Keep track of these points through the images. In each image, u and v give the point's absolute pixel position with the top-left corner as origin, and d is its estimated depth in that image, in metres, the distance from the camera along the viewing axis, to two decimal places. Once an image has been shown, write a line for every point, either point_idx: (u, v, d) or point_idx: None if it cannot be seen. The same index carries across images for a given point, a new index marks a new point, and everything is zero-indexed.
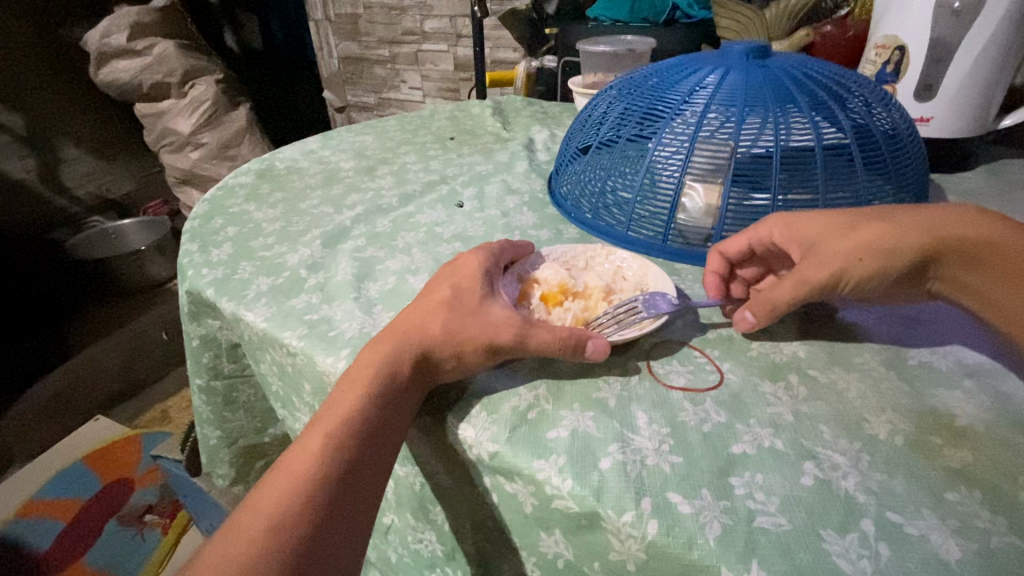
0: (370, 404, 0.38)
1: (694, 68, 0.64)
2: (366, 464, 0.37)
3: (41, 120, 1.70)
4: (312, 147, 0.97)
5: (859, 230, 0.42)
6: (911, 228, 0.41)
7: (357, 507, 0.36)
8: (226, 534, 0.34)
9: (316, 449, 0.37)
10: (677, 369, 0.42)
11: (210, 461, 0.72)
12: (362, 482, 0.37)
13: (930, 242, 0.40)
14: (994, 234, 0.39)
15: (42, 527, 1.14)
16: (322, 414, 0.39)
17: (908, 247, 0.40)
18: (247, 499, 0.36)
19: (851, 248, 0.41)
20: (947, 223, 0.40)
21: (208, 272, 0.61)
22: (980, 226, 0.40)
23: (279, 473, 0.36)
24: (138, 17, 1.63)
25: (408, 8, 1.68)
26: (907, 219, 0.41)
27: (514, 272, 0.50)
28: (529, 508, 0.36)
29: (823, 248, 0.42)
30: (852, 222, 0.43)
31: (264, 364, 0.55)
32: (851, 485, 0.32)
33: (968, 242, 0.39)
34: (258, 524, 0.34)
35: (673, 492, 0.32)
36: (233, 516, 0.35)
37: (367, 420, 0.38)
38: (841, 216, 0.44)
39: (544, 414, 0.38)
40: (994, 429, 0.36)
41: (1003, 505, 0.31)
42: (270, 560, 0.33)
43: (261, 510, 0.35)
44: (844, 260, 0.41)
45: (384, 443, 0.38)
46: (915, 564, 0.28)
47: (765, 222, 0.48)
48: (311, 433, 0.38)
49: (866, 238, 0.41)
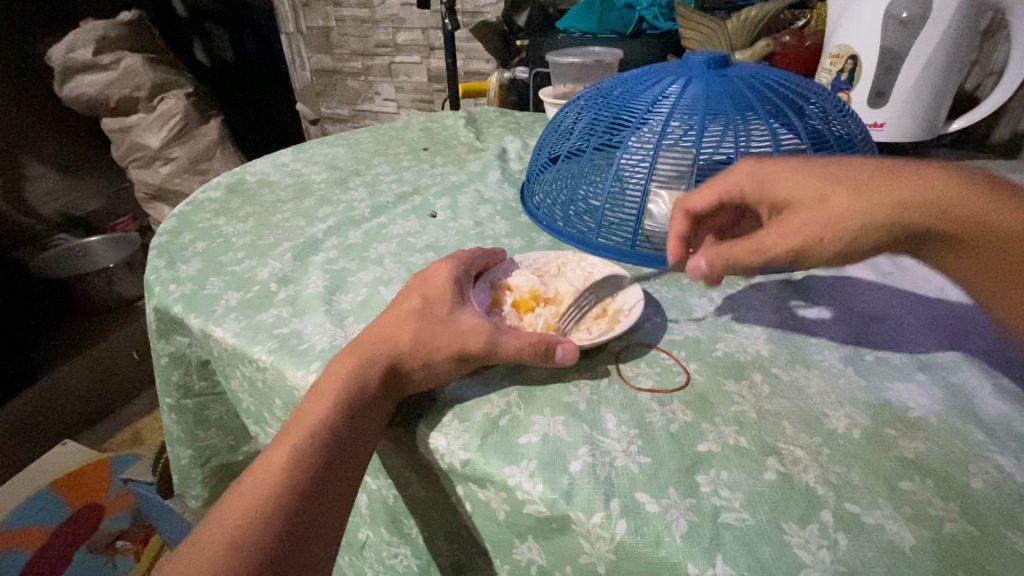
0: (338, 416, 0.37)
1: (658, 78, 0.66)
2: (332, 478, 0.37)
3: (1, 136, 1.65)
4: (283, 160, 0.96)
5: (830, 203, 0.37)
6: (896, 207, 0.35)
7: (323, 520, 0.36)
8: (192, 546, 0.35)
9: (282, 460, 0.36)
10: (644, 371, 0.43)
11: (183, 481, 0.70)
12: (326, 495, 0.36)
13: (911, 223, 0.35)
14: (1003, 223, 0.32)
15: (9, 559, 1.09)
16: (290, 426, 0.38)
17: (879, 229, 0.36)
18: (214, 511, 0.36)
19: (813, 229, 0.38)
20: (945, 204, 0.34)
21: (176, 288, 0.60)
22: (995, 205, 0.33)
23: (243, 487, 0.36)
24: (104, 31, 1.61)
25: (380, 20, 1.69)
26: (894, 190, 0.35)
27: (486, 280, 0.51)
28: (501, 516, 0.36)
29: (788, 219, 0.39)
30: (827, 194, 0.37)
31: (233, 380, 0.54)
32: (811, 478, 0.33)
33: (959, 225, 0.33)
34: (221, 540, 0.34)
35: (640, 492, 0.33)
36: (196, 531, 0.36)
37: (334, 430, 0.37)
38: (820, 177, 0.38)
39: (516, 420, 0.39)
40: (946, 420, 0.37)
41: (955, 493, 0.32)
42: None
43: (225, 525, 0.35)
44: (804, 241, 0.38)
45: (350, 455, 0.37)
46: (872, 552, 0.29)
47: (738, 175, 0.43)
48: (279, 445, 0.37)
49: (832, 217, 0.37)
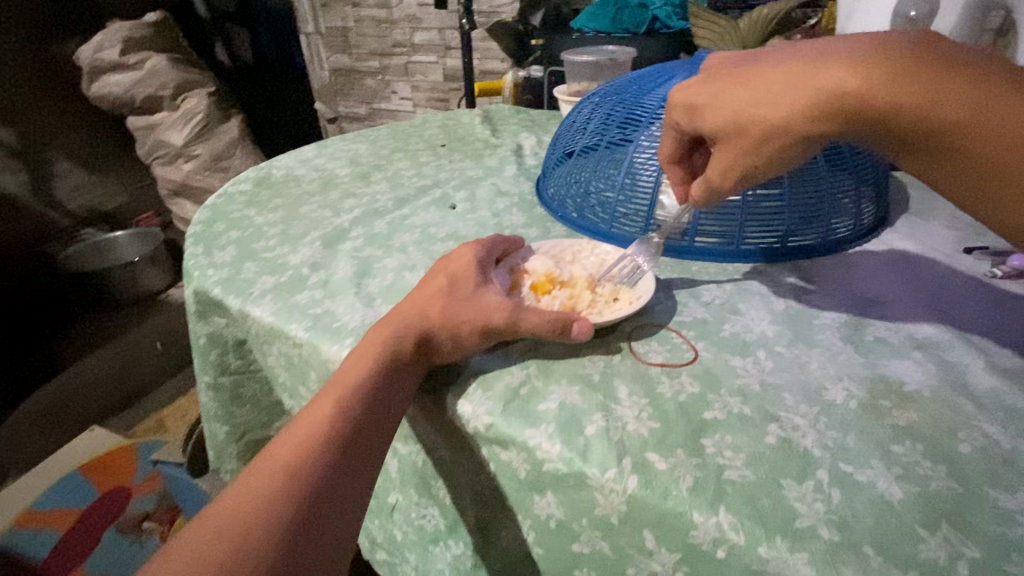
0: (377, 376, 0.41)
1: (670, 76, 0.69)
2: (374, 427, 0.40)
3: (32, 134, 1.72)
4: (308, 156, 1.00)
5: (752, 131, 0.40)
6: (805, 119, 0.37)
7: (367, 461, 0.39)
8: (249, 473, 0.37)
9: (330, 408, 0.40)
10: (655, 348, 0.46)
11: (218, 456, 0.74)
12: (368, 441, 0.40)
13: (828, 119, 0.37)
14: (907, 109, 0.33)
15: (41, 538, 1.15)
16: (333, 382, 0.41)
17: (804, 132, 0.38)
18: (267, 449, 0.39)
19: (747, 158, 0.41)
20: (851, 104, 0.35)
21: (214, 272, 0.64)
22: (897, 92, 0.34)
23: (294, 428, 0.39)
24: (130, 32, 1.67)
25: (397, 21, 1.73)
26: (806, 90, 0.37)
27: (506, 264, 0.54)
28: (522, 475, 0.39)
29: (729, 150, 0.42)
30: (744, 121, 0.40)
31: (270, 357, 0.58)
32: (809, 441, 0.36)
33: (871, 110, 0.35)
34: (278, 469, 0.37)
35: (650, 452, 0.36)
36: (249, 464, 0.38)
37: (374, 387, 0.41)
38: (745, 103, 0.40)
39: (535, 389, 0.42)
40: (939, 392, 0.40)
41: (943, 456, 0.35)
42: (288, 503, 0.35)
43: (280, 458, 0.37)
44: (744, 169, 0.42)
45: (388, 408, 0.41)
46: (863, 505, 0.32)
47: (672, 110, 0.47)
48: (325, 396, 0.41)
49: (758, 130, 0.40)
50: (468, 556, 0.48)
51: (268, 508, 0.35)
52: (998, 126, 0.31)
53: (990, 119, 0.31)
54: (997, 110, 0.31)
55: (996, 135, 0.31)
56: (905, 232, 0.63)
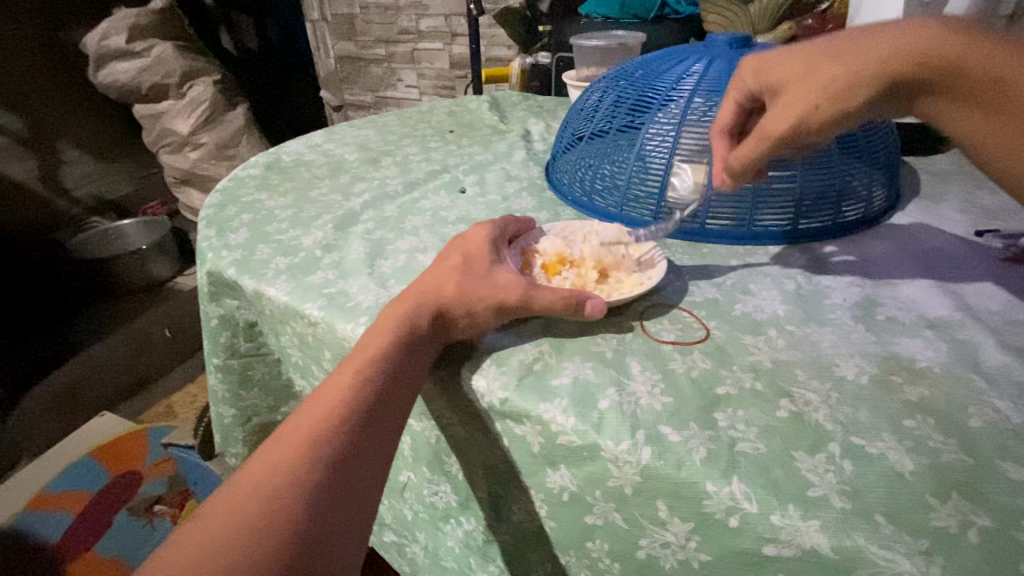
0: (395, 349, 0.42)
1: (681, 58, 0.69)
2: (391, 398, 0.40)
3: (39, 121, 1.72)
4: (316, 141, 1.01)
5: (818, 71, 0.42)
6: (870, 60, 0.39)
7: (386, 431, 0.40)
8: (270, 445, 0.37)
9: (349, 379, 0.40)
10: (667, 327, 0.46)
11: (224, 440, 0.75)
12: (387, 411, 0.40)
13: (888, 70, 0.39)
14: (970, 56, 0.36)
15: (54, 520, 1.18)
16: (351, 356, 0.42)
17: (864, 83, 0.40)
18: (287, 421, 0.39)
19: (806, 98, 0.42)
20: (915, 47, 0.38)
21: (228, 254, 0.65)
22: (961, 43, 0.36)
23: (314, 399, 0.40)
24: (137, 19, 1.67)
25: (404, 8, 1.72)
26: (879, 43, 0.39)
27: (517, 246, 0.54)
28: (536, 448, 0.40)
29: (791, 92, 0.44)
30: (812, 65, 0.43)
31: (284, 336, 0.58)
32: (821, 416, 0.37)
33: (935, 62, 0.37)
34: (299, 438, 0.37)
35: (664, 425, 0.37)
36: (268, 440, 0.38)
37: (392, 359, 0.41)
38: (816, 52, 0.43)
39: (548, 365, 0.42)
40: (950, 369, 0.40)
41: (953, 430, 0.35)
42: (310, 470, 0.36)
43: (300, 428, 0.38)
44: (801, 111, 0.43)
45: (405, 380, 0.41)
46: (875, 475, 0.32)
47: (740, 72, 0.50)
48: (344, 368, 0.41)
49: (826, 71, 0.42)
50: (481, 531, 0.49)
51: (292, 474, 0.35)
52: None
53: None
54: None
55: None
56: (917, 215, 0.63)
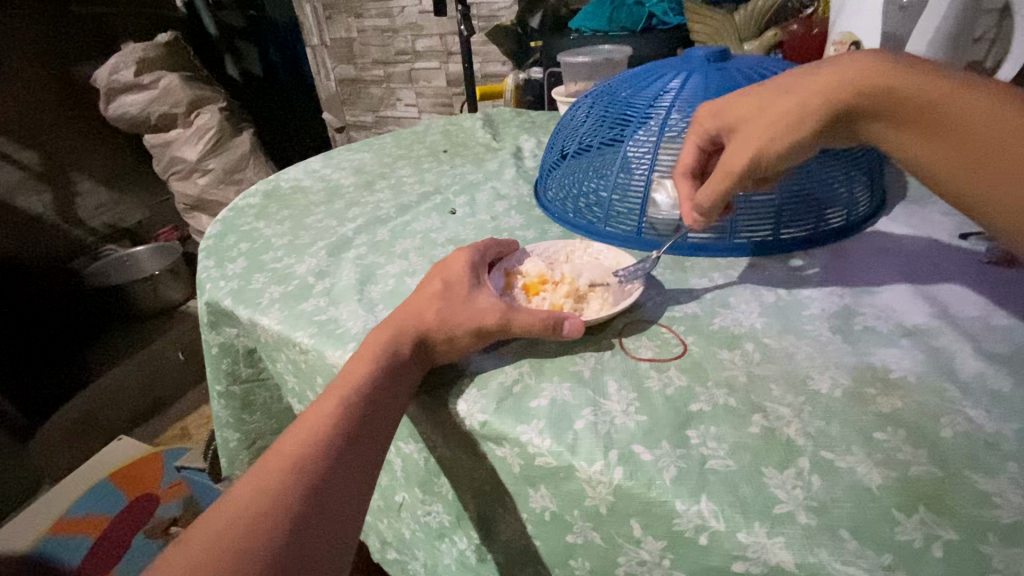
0: (377, 373, 0.43)
1: (660, 74, 0.70)
2: (372, 424, 0.42)
3: (54, 155, 1.78)
4: (314, 167, 1.03)
5: (769, 109, 0.44)
6: (815, 94, 0.41)
7: (368, 454, 0.41)
8: (254, 471, 0.39)
9: (333, 406, 0.42)
10: (645, 344, 0.47)
11: (228, 464, 0.76)
12: (369, 436, 0.41)
13: (835, 102, 0.40)
14: (917, 87, 0.37)
15: (74, 543, 1.20)
16: (335, 383, 0.44)
17: (812, 114, 0.41)
18: (272, 447, 0.41)
19: (764, 131, 0.44)
20: (862, 79, 0.39)
21: (225, 284, 0.67)
22: (900, 76, 0.37)
23: (299, 426, 0.41)
24: (145, 53, 1.73)
25: (399, 29, 1.76)
26: (819, 77, 0.41)
27: (500, 268, 0.55)
28: (517, 469, 0.41)
29: (748, 130, 0.45)
30: (766, 101, 0.44)
31: (280, 363, 0.60)
32: (793, 430, 0.37)
33: (874, 88, 0.38)
34: (283, 463, 0.39)
35: (637, 444, 0.37)
36: (254, 465, 0.39)
37: (374, 385, 0.43)
38: (767, 92, 0.45)
39: (527, 387, 0.43)
40: (925, 379, 0.40)
41: (923, 440, 0.36)
42: (292, 494, 0.37)
43: (284, 453, 0.39)
44: (760, 143, 0.44)
45: (387, 405, 0.43)
46: (842, 490, 0.33)
47: (698, 117, 0.52)
48: (327, 396, 0.43)
49: (778, 110, 0.43)
50: (474, 548, 0.50)
51: (273, 500, 0.37)
52: (975, 105, 0.35)
53: (974, 107, 0.35)
54: (977, 102, 0.35)
55: (974, 113, 0.35)
56: (901, 220, 0.63)
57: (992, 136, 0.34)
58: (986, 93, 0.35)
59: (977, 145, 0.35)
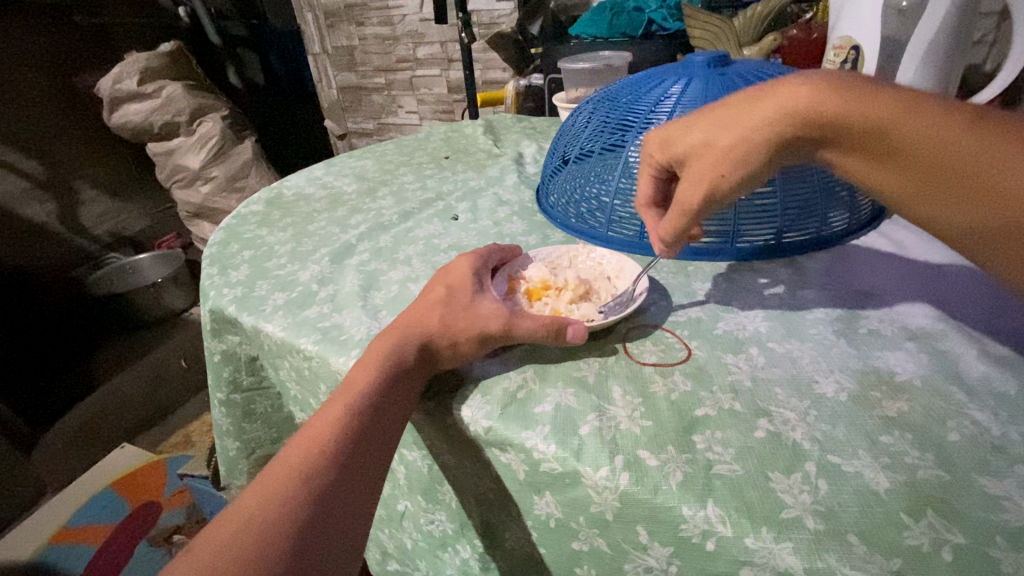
0: (384, 379, 0.43)
1: (661, 80, 0.70)
2: (378, 430, 0.42)
3: (57, 164, 1.79)
4: (316, 174, 1.04)
5: (713, 143, 0.42)
6: (755, 126, 0.39)
7: (373, 461, 0.41)
8: (261, 479, 0.39)
9: (339, 413, 0.42)
10: (649, 349, 0.47)
11: (229, 472, 0.76)
12: (375, 442, 0.41)
13: (775, 132, 0.38)
14: (849, 108, 0.34)
15: (77, 552, 1.20)
16: (341, 390, 0.44)
17: (755, 147, 0.39)
18: (279, 454, 0.41)
19: (711, 166, 0.42)
20: (798, 106, 0.36)
21: (229, 292, 0.67)
22: (834, 99, 0.35)
23: (305, 432, 0.41)
24: (148, 62, 1.73)
25: (400, 37, 1.77)
26: (759, 109, 0.39)
27: (504, 273, 0.56)
28: (522, 475, 0.41)
29: (697, 164, 0.43)
30: (709, 134, 0.42)
31: (283, 371, 0.60)
32: (799, 434, 0.37)
33: (809, 118, 0.36)
34: (290, 470, 0.39)
35: (642, 449, 0.37)
36: (260, 473, 0.39)
37: (380, 391, 0.42)
38: (708, 124, 0.43)
39: (532, 393, 0.43)
40: (930, 382, 0.40)
41: (930, 444, 0.35)
42: (298, 502, 0.37)
43: (291, 460, 0.39)
44: (710, 179, 0.42)
45: (392, 412, 0.43)
46: (849, 495, 0.33)
47: (649, 147, 0.50)
48: (333, 403, 0.43)
49: (722, 144, 0.41)
50: (477, 557, 0.50)
51: (280, 508, 0.37)
52: (926, 128, 0.31)
53: (915, 126, 0.32)
54: (918, 119, 0.32)
55: (925, 137, 0.31)
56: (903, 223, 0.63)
57: (946, 158, 0.31)
58: (929, 108, 0.32)
59: (923, 167, 0.32)
